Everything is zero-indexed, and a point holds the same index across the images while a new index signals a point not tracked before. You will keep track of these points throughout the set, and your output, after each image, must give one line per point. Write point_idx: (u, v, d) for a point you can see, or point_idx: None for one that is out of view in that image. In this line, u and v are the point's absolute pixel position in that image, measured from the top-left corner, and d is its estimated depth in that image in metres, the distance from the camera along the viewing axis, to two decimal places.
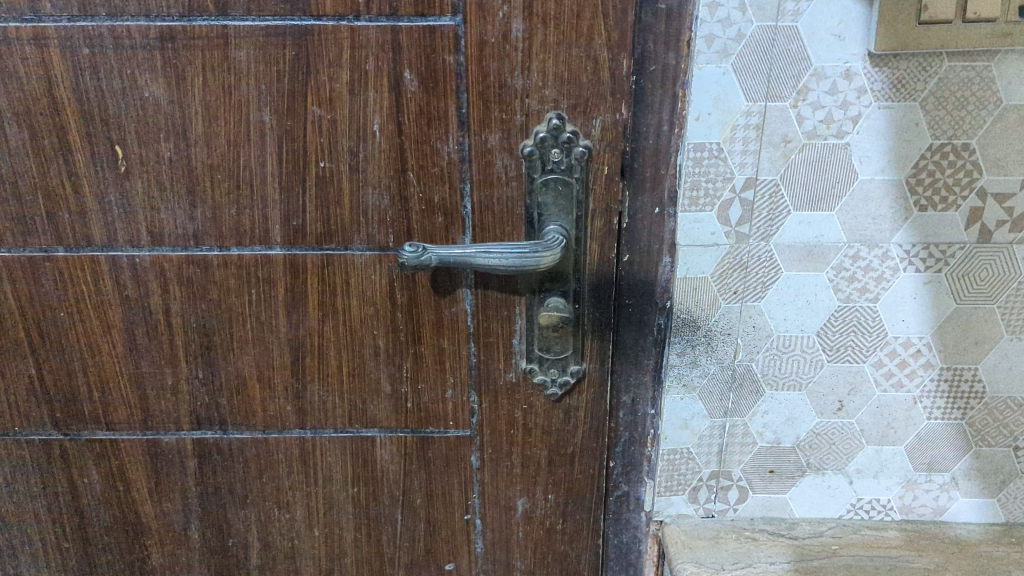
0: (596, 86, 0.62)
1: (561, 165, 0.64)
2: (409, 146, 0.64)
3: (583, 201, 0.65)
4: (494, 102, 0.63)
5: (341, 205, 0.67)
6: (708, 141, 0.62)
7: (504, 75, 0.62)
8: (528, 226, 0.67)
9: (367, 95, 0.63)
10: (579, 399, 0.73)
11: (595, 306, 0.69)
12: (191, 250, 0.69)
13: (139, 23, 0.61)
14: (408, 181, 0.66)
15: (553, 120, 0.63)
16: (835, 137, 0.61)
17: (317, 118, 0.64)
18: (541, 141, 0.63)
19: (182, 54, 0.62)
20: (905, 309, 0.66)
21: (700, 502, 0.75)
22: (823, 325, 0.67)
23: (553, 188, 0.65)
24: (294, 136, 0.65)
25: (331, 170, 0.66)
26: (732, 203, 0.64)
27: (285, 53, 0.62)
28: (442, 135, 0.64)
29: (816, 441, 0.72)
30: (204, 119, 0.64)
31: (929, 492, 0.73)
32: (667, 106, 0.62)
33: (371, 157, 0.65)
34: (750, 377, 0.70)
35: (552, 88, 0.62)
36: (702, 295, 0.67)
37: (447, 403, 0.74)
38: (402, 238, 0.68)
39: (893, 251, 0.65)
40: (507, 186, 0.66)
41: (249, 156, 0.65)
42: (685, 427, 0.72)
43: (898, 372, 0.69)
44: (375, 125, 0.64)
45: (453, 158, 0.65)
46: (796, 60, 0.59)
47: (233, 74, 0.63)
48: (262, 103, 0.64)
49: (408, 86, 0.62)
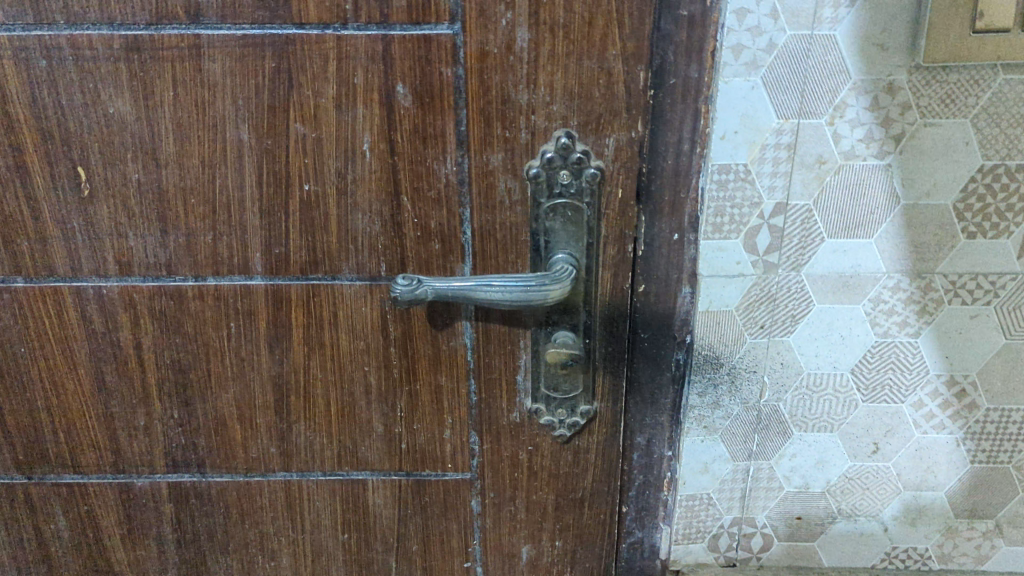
0: (609, 101, 0.56)
1: (571, 188, 0.58)
2: (403, 168, 0.58)
3: (594, 227, 0.59)
4: (496, 119, 0.56)
5: (328, 231, 0.60)
6: (734, 162, 0.56)
7: (507, 89, 0.56)
8: (533, 255, 0.61)
9: (355, 111, 0.57)
10: (590, 441, 0.67)
11: (607, 340, 0.63)
12: (163, 280, 0.63)
13: (102, 31, 0.55)
14: (402, 206, 0.60)
15: (562, 139, 0.56)
16: (875, 158, 0.55)
17: (300, 136, 0.58)
18: (549, 161, 0.57)
19: (150, 67, 0.56)
20: (949, 345, 0.60)
21: (720, 550, 0.69)
22: (858, 362, 0.61)
23: (562, 213, 0.58)
24: (275, 156, 0.58)
25: (317, 194, 0.59)
26: (760, 229, 0.58)
27: (264, 65, 0.56)
28: (438, 156, 0.58)
29: (849, 486, 0.66)
30: (176, 138, 0.58)
31: (970, 540, 0.67)
32: (689, 122, 0.56)
33: (361, 179, 0.59)
34: (777, 418, 0.64)
35: (560, 104, 0.56)
36: (725, 330, 0.61)
37: (445, 444, 0.68)
38: (395, 268, 0.62)
39: (937, 283, 0.59)
40: (510, 211, 0.59)
41: (226, 178, 0.59)
42: (705, 471, 0.66)
43: (940, 413, 0.63)
44: (365, 144, 0.58)
45: (451, 181, 0.59)
46: (833, 72, 0.53)
47: (206, 88, 0.56)
48: (239, 120, 0.57)
49: (401, 101, 0.56)
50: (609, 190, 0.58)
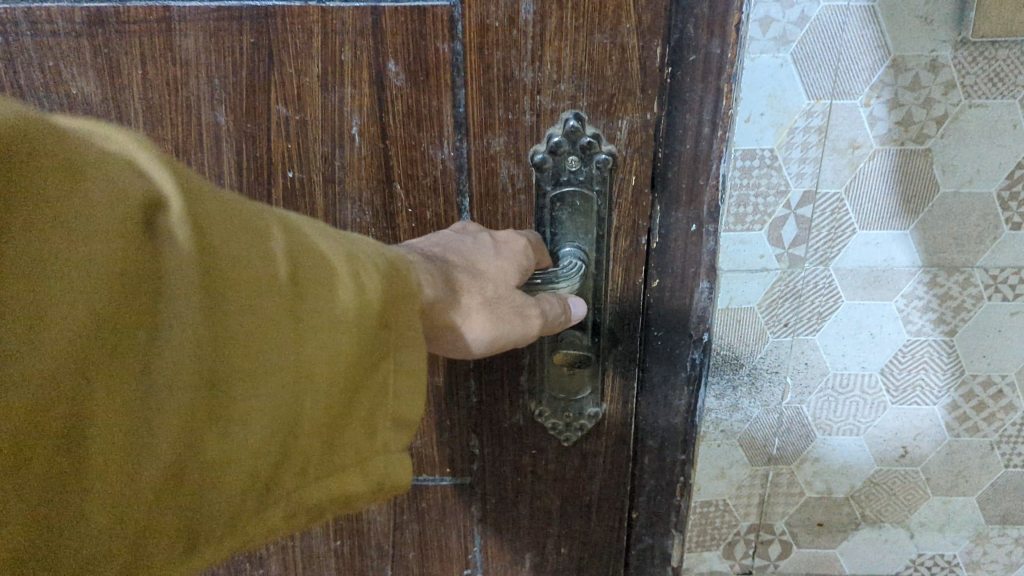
0: (622, 80, 0.50)
1: (580, 175, 0.53)
2: (395, 153, 0.54)
3: (605, 217, 0.54)
4: (497, 99, 0.51)
5: None
6: (759, 147, 0.51)
7: (510, 66, 0.50)
8: None
9: (343, 92, 0.52)
10: (598, 444, 0.62)
11: (618, 339, 0.59)
12: None
13: (61, 4, 0.49)
14: (395, 194, 0.55)
15: (571, 121, 0.51)
16: (914, 142, 0.50)
17: (283, 119, 0.53)
18: (556, 146, 0.52)
19: (115, 42, 0.50)
20: (987, 344, 0.56)
21: (736, 558, 0.66)
22: (888, 362, 0.57)
23: (570, 202, 0.54)
24: (256, 140, 0.53)
25: (302, 181, 0.55)
26: (786, 220, 0.53)
27: (241, 40, 0.50)
28: (435, 140, 0.53)
29: (874, 491, 0.62)
30: (147, 121, 0.53)
31: (1002, 547, 0.64)
32: (709, 103, 0.50)
33: (350, 166, 0.54)
34: (800, 421, 0.59)
35: (568, 83, 0.51)
36: (746, 327, 0.56)
37: (442, 446, 0.64)
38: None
39: (977, 277, 0.54)
40: (513, 200, 0.55)
41: (203, 164, 0.54)
42: (722, 476, 0.62)
43: (975, 416, 0.58)
44: (354, 127, 0.53)
45: (448, 166, 0.54)
46: (871, 48, 0.48)
47: (178, 66, 0.51)
48: (215, 101, 0.52)
49: (393, 80, 0.51)
50: (621, 178, 0.53)
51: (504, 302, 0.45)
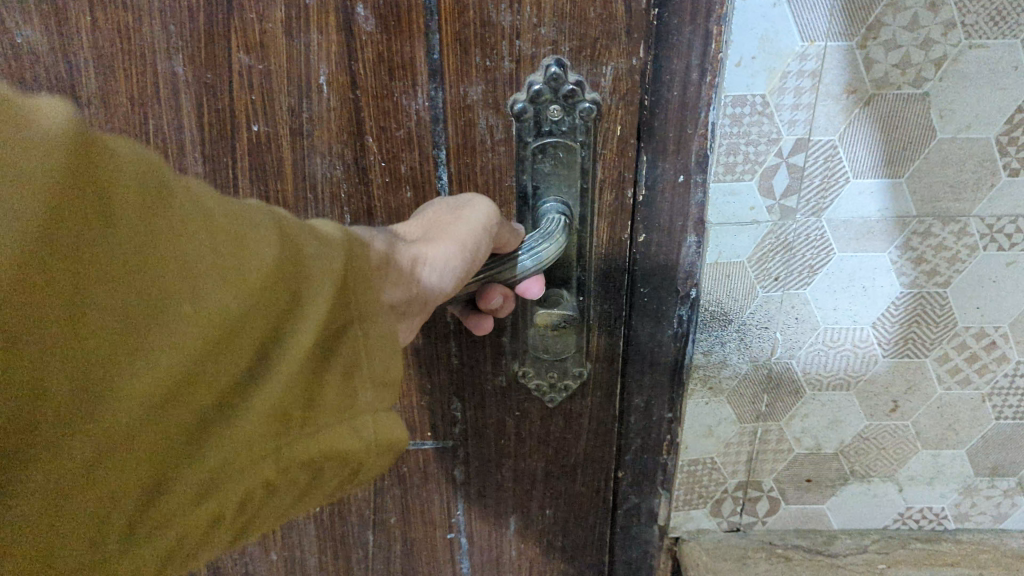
0: (607, 22, 0.47)
1: (563, 125, 0.50)
2: (367, 103, 0.50)
3: (589, 171, 0.52)
4: (473, 43, 0.48)
5: (283, 177, 0.53)
6: (750, 93, 0.48)
7: (488, 8, 0.47)
8: (519, 202, 0.54)
9: (309, 38, 0.48)
10: (583, 405, 0.61)
11: (603, 298, 0.56)
12: None
13: None
14: (367, 147, 0.52)
15: (552, 68, 0.48)
16: (912, 86, 0.48)
17: (245, 69, 0.49)
18: (537, 95, 0.49)
19: None
20: (981, 294, 0.54)
21: (723, 515, 0.65)
22: (880, 315, 0.55)
23: (552, 155, 0.51)
24: (218, 92, 0.50)
25: (268, 135, 0.52)
26: (778, 169, 0.50)
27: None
28: (407, 89, 0.50)
29: (864, 446, 0.61)
30: (98, 71, 0.49)
31: (990, 499, 0.63)
32: (698, 45, 0.48)
33: (319, 118, 0.51)
34: (789, 376, 0.58)
35: (550, 27, 0.48)
36: (736, 283, 0.54)
37: (422, 411, 0.61)
38: (361, 217, 0.55)
39: (973, 226, 0.52)
40: (492, 152, 0.52)
41: (160, 118, 0.51)
42: (709, 435, 0.61)
43: (966, 368, 0.57)
44: (322, 76, 0.49)
45: (423, 117, 0.51)
46: None
47: (128, 11, 0.47)
48: (172, 49, 0.48)
49: (363, 25, 0.47)
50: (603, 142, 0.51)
51: (443, 215, 0.47)
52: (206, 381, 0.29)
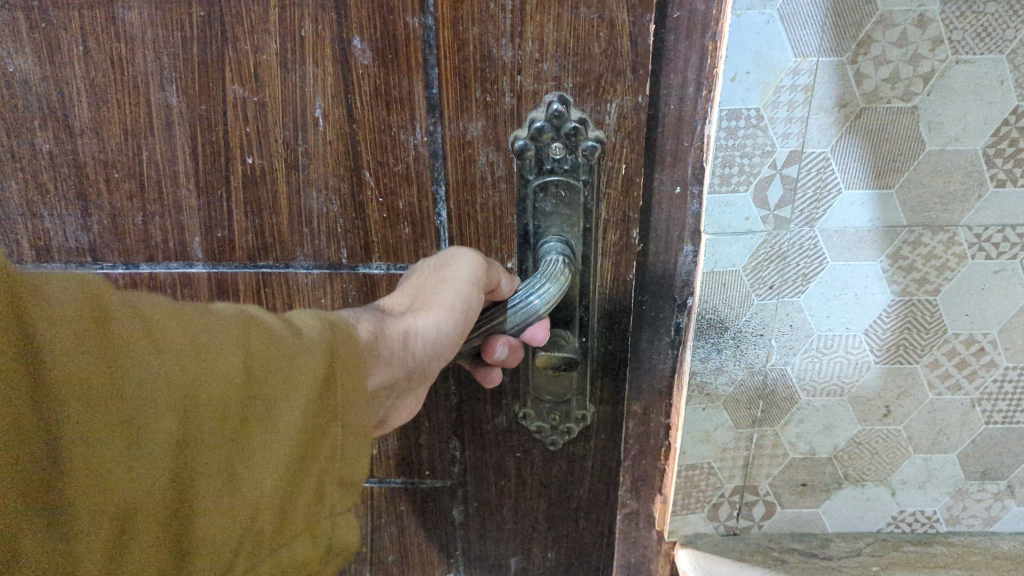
0: (612, 60, 0.50)
1: (564, 164, 0.53)
2: (365, 137, 0.54)
3: (591, 208, 0.55)
4: (473, 78, 0.52)
5: (278, 212, 0.58)
6: (745, 107, 0.49)
7: (488, 42, 0.50)
8: (522, 240, 0.57)
9: (305, 70, 0.52)
10: (585, 447, 0.65)
11: (605, 339, 0.60)
12: (86, 266, 0.61)
13: None
14: (365, 182, 0.56)
15: (555, 104, 0.52)
16: (901, 100, 0.49)
17: (240, 100, 0.53)
18: (540, 131, 0.52)
19: (54, 15, 0.51)
20: (970, 302, 0.56)
21: (721, 519, 0.66)
22: (873, 322, 0.57)
23: (554, 192, 0.54)
24: (211, 123, 0.54)
25: (263, 166, 0.56)
26: (772, 181, 0.52)
27: (191, 13, 0.50)
28: (406, 124, 0.53)
29: (858, 451, 0.62)
30: (91, 100, 0.54)
31: (981, 502, 0.64)
32: (694, 61, 0.50)
33: (315, 151, 0.55)
34: (784, 382, 0.59)
35: (552, 62, 0.51)
36: (731, 291, 0.55)
37: (421, 449, 0.67)
38: (357, 254, 0.59)
39: (961, 236, 0.54)
40: (492, 188, 0.56)
41: (154, 149, 0.55)
42: (707, 441, 0.61)
43: (956, 373, 0.59)
44: (318, 109, 0.53)
45: (421, 151, 0.54)
46: (858, 3, 0.47)
47: (124, 43, 0.52)
48: (165, 81, 0.53)
49: (360, 58, 0.51)
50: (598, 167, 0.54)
51: (427, 281, 0.51)
52: (171, 475, 0.33)
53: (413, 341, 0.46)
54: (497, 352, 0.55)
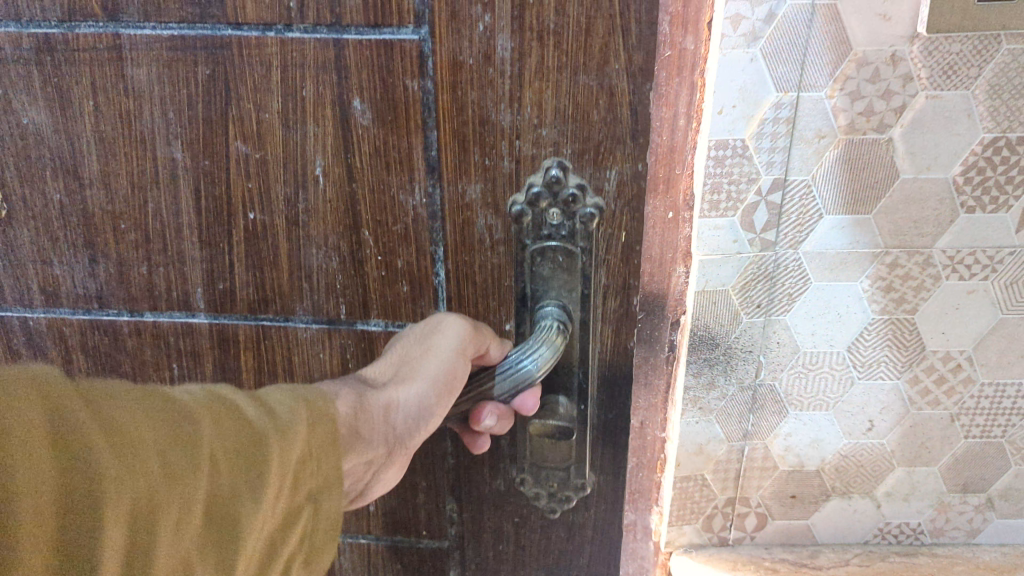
0: (612, 125, 0.57)
1: (562, 229, 0.60)
2: (365, 197, 0.62)
3: (587, 273, 0.61)
4: (471, 138, 0.59)
5: (278, 267, 0.66)
6: (731, 137, 0.53)
7: (487, 107, 0.57)
8: (519, 303, 0.64)
9: (305, 129, 0.60)
10: (584, 515, 0.72)
11: (601, 405, 0.67)
12: (94, 312, 0.70)
13: (11, 29, 0.60)
14: (364, 240, 0.64)
15: (554, 170, 0.59)
16: (875, 131, 0.54)
17: (243, 154, 0.62)
18: (538, 194, 0.60)
19: (68, 71, 0.60)
20: (945, 321, 0.59)
21: (714, 530, 0.68)
22: (855, 340, 0.60)
23: (552, 256, 0.61)
24: (214, 177, 0.63)
25: (265, 221, 0.64)
26: (757, 206, 0.56)
27: (197, 71, 0.59)
28: (404, 184, 0.61)
29: (844, 464, 0.65)
30: (106, 150, 0.63)
31: (962, 514, 0.67)
32: (685, 96, 0.54)
33: (314, 208, 0.63)
34: (773, 397, 0.63)
35: (552, 129, 0.58)
36: (722, 309, 0.59)
37: (419, 514, 0.75)
38: (355, 309, 0.67)
39: (936, 258, 0.57)
40: (490, 251, 0.63)
41: (161, 199, 0.64)
42: (700, 452, 0.64)
43: (935, 389, 0.62)
44: (318, 167, 0.61)
45: (418, 207, 0.62)
46: (833, 44, 0.51)
47: (133, 98, 0.61)
48: (171, 136, 0.62)
49: (360, 117, 0.59)
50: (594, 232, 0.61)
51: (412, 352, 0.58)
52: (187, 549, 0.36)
53: (392, 409, 0.53)
54: (485, 420, 0.61)
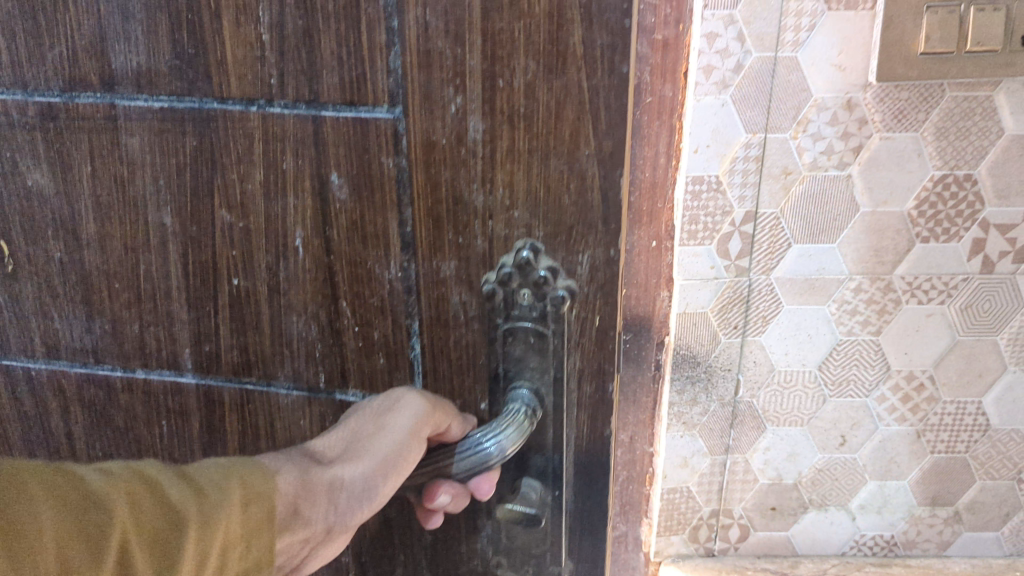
0: (583, 212, 0.53)
1: (534, 311, 0.56)
2: (342, 268, 0.58)
3: (561, 358, 0.57)
4: (442, 218, 0.55)
5: (261, 332, 0.62)
6: (706, 174, 0.60)
7: (459, 186, 0.54)
8: (492, 383, 0.59)
9: (286, 200, 0.57)
10: None
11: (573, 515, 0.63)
12: (89, 365, 0.68)
13: (16, 95, 0.59)
14: (342, 311, 0.60)
15: (525, 251, 0.54)
16: (836, 169, 0.60)
17: (227, 226, 0.59)
18: (507, 274, 0.55)
19: (69, 136, 0.59)
20: (907, 342, 0.65)
21: (700, 541, 0.73)
22: (824, 359, 0.66)
23: (523, 338, 0.57)
24: (200, 245, 0.60)
25: (246, 288, 0.61)
26: (732, 236, 0.62)
27: (184, 141, 0.57)
28: (381, 259, 0.57)
29: (819, 478, 0.70)
30: (92, 210, 0.62)
31: (932, 527, 0.72)
32: (664, 138, 0.60)
33: (293, 278, 0.60)
34: (751, 413, 0.68)
35: (522, 212, 0.54)
36: (702, 331, 0.65)
37: None
38: (335, 380, 0.63)
39: (895, 284, 0.63)
40: (464, 328, 0.58)
41: (149, 264, 0.62)
42: (685, 465, 0.70)
43: (901, 406, 0.67)
44: (297, 239, 0.58)
45: (392, 284, 0.58)
46: (795, 91, 0.58)
47: (125, 164, 0.59)
48: (161, 204, 0.60)
49: (337, 194, 0.56)
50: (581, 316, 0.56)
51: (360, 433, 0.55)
52: None
53: (336, 487, 0.51)
54: (439, 500, 0.58)
